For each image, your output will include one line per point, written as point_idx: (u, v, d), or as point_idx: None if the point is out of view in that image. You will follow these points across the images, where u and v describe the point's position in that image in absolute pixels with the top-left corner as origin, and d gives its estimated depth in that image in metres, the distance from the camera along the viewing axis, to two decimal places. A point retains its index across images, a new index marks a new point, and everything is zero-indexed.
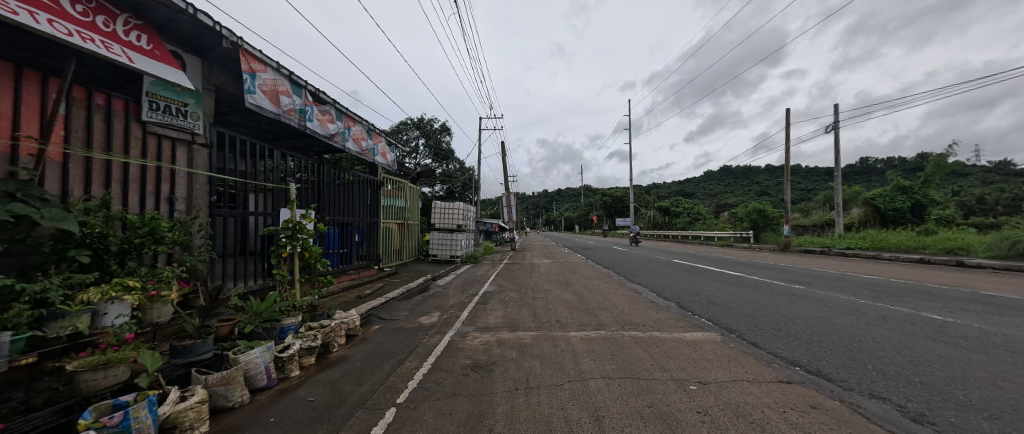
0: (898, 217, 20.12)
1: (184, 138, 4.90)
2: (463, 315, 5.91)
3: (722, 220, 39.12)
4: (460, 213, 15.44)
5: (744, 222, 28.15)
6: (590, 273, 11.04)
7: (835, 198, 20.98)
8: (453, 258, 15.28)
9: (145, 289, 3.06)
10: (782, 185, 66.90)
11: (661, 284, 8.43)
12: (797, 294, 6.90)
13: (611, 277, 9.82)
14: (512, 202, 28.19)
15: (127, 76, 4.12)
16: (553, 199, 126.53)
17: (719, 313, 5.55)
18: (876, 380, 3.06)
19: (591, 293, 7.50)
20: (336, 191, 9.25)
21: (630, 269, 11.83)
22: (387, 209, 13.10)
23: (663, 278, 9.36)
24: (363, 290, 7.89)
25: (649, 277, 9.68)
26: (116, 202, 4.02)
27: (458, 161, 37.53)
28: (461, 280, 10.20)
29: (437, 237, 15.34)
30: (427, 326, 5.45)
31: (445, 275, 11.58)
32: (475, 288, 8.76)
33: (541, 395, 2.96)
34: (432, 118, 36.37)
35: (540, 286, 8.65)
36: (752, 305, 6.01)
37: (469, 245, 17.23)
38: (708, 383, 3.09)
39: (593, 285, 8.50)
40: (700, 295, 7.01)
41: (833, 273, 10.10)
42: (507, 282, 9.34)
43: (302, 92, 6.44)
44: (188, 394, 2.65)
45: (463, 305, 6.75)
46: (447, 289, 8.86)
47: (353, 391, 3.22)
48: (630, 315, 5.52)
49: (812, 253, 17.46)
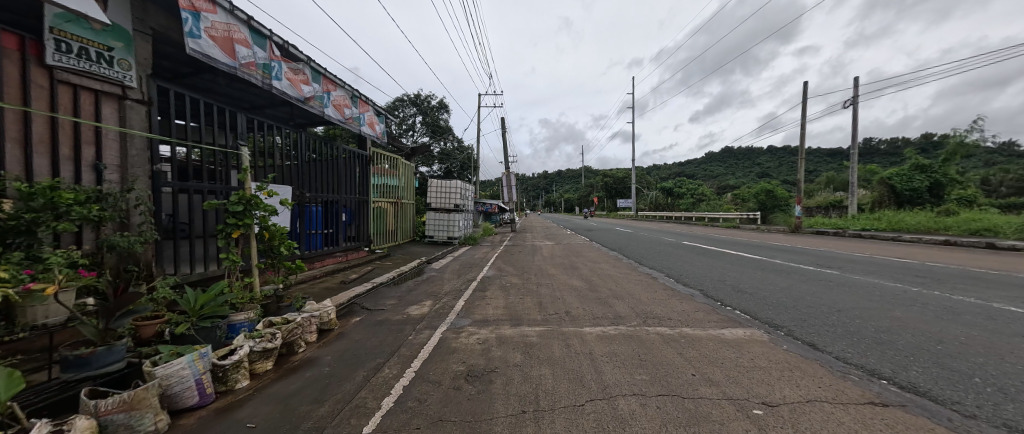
0: (915, 197, 19.29)
1: (111, 91, 3.91)
2: (458, 305, 5.15)
3: (728, 201, 38.26)
4: (458, 192, 14.54)
5: (752, 203, 27.33)
6: (597, 255, 10.31)
7: (851, 177, 20.05)
8: (450, 239, 14.53)
9: (18, 280, 2.19)
10: (788, 166, 65.68)
11: (676, 268, 7.68)
12: (834, 280, 6.13)
13: (621, 260, 9.05)
14: (513, 182, 27.23)
15: (16, 4, 3.16)
16: (554, 180, 125.05)
17: (755, 304, 4.79)
18: (1001, 403, 2.30)
19: (601, 279, 6.75)
20: (320, 166, 8.32)
21: (638, 251, 11.10)
22: (379, 188, 12.21)
23: (677, 262, 8.61)
24: (348, 275, 7.12)
25: (662, 260, 8.93)
26: (12, 166, 3.11)
27: (457, 140, 36.30)
28: (459, 264, 9.43)
29: (434, 217, 14.54)
30: (416, 318, 4.69)
31: (442, 258, 10.83)
32: (474, 273, 7.99)
33: (556, 424, 2.20)
34: (429, 95, 34.91)
35: (545, 270, 7.88)
36: (788, 293, 5.25)
37: (468, 225, 16.42)
38: (776, 405, 2.35)
39: (602, 270, 7.76)
40: (724, 281, 6.26)
41: (859, 255, 9.34)
42: (510, 266, 8.57)
43: (266, 43, 5.40)
44: (67, 428, 1.84)
45: (459, 292, 6.01)
46: (442, 273, 8.10)
47: (309, 414, 2.46)
48: (653, 307, 4.74)
49: (826, 235, 16.74)
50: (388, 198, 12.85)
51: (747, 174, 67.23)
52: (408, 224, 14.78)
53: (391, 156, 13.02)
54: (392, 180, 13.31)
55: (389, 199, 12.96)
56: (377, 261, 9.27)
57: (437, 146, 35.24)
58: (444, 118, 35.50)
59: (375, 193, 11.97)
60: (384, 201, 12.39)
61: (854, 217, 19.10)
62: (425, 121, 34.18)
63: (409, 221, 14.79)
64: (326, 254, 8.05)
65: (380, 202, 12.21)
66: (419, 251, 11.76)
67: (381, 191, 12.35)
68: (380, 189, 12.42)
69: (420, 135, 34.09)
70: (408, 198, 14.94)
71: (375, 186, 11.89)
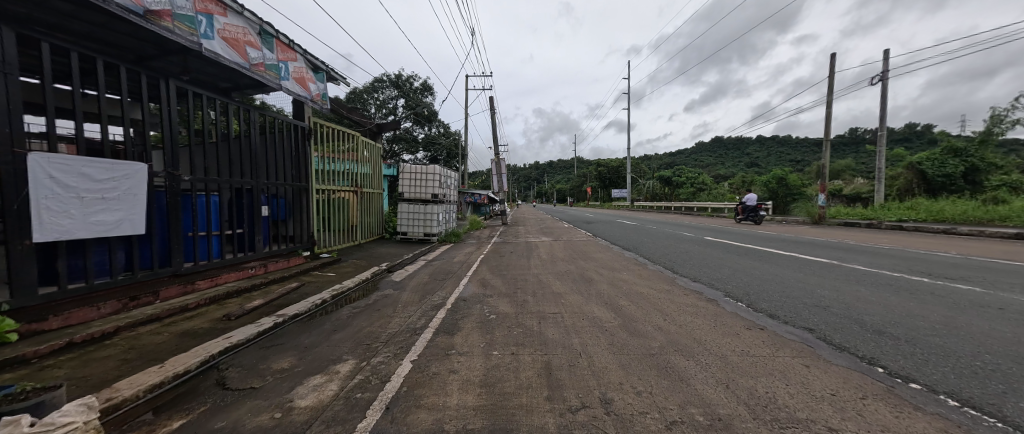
0: (948, 184, 17.59)
1: None
2: (395, 378, 2.73)
3: (731, 191, 36.52)
4: (434, 180, 12.01)
5: (762, 192, 25.38)
6: (611, 258, 8.02)
7: (878, 163, 18.13)
8: (427, 237, 12.07)
9: None
10: (785, 154, 64.31)
11: (732, 281, 5.45)
12: (1001, 306, 3.90)
13: (648, 267, 6.74)
14: (504, 171, 24.73)
15: None
16: (546, 170, 123.11)
17: (956, 375, 2.52)
18: None
19: (635, 305, 4.43)
20: (225, 138, 5.76)
21: (661, 251, 8.83)
22: (330, 173, 9.64)
23: (722, 269, 6.36)
24: (250, 301, 4.63)
25: (702, 266, 6.67)
26: None
27: (443, 125, 33.59)
28: (429, 273, 6.97)
29: (406, 210, 12.07)
30: (294, 421, 2.25)
31: (411, 262, 8.42)
32: (446, 291, 5.56)
33: None
34: (412, 75, 32.00)
35: (547, 285, 5.53)
36: (979, 341, 3.01)
37: (450, 219, 13.94)
38: None
39: (629, 285, 5.44)
40: (830, 310, 3.98)
41: (955, 255, 7.14)
42: (498, 279, 6.20)
43: None
44: None
45: (410, 336, 3.61)
46: (401, 290, 5.66)
47: None
48: (774, 391, 2.39)
49: (858, 227, 14.81)
50: (344, 186, 10.25)
51: (743, 163, 65.80)
52: (373, 219, 12.21)
53: (349, 133, 10.38)
54: (349, 163, 10.70)
55: (346, 187, 10.39)
56: (318, 269, 6.77)
57: (420, 132, 32.52)
58: (429, 102, 32.71)
59: (324, 181, 9.39)
60: (337, 191, 9.81)
61: (882, 207, 17.22)
62: (408, 104, 31.36)
63: (374, 215, 12.23)
64: (230, 265, 5.55)
65: (331, 192, 9.68)
66: (383, 253, 9.24)
67: (333, 178, 9.79)
68: (332, 175, 9.85)
69: (403, 119, 31.23)
70: (374, 186, 12.31)
71: (323, 171, 9.32)
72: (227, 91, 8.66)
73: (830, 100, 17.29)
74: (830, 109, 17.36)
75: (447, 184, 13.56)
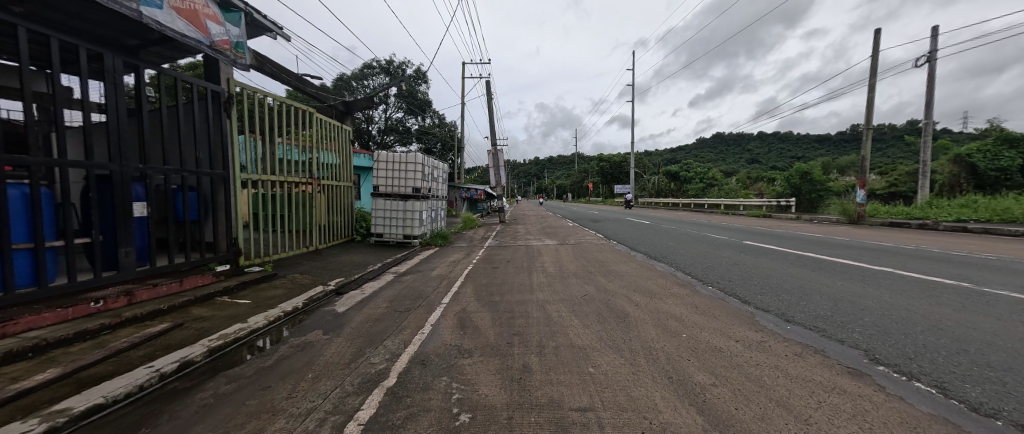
0: (1003, 179, 15.62)
1: None
2: None
3: (743, 186, 34.56)
4: (415, 170, 9.95)
5: (783, 188, 23.37)
6: (642, 274, 5.98)
7: (924, 155, 16.11)
8: (406, 239, 10.04)
9: None
10: (794, 150, 62.18)
11: (856, 327, 3.42)
12: None
13: (704, 294, 4.70)
14: (502, 164, 22.65)
15: None
16: (547, 166, 121.07)
17: None
18: None
19: (733, 389, 2.39)
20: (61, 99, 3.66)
21: (701, 262, 6.80)
22: (269, 160, 7.74)
23: (814, 297, 4.33)
24: (31, 375, 2.55)
25: (781, 291, 4.64)
26: None
27: (438, 115, 31.58)
28: (390, 299, 4.86)
29: (382, 207, 10.01)
30: None
31: (375, 276, 6.36)
32: (401, 338, 3.48)
33: None
34: (405, 62, 29.89)
35: (562, 332, 3.44)
36: None
37: (437, 217, 11.86)
38: None
39: (692, 331, 3.42)
40: None
41: None
42: (487, 314, 4.11)
43: None
44: None
45: None
46: (332, 335, 3.59)
47: None
48: None
49: (911, 228, 12.86)
50: (292, 176, 8.32)
51: (751, 159, 63.61)
52: (343, 218, 10.24)
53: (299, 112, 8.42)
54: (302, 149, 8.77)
55: (296, 179, 8.49)
56: (228, 294, 4.66)
57: (414, 123, 30.68)
58: (423, 91, 30.62)
59: (255, 170, 7.53)
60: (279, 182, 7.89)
61: (931, 205, 15.19)
62: (400, 93, 29.34)
63: (344, 213, 10.27)
64: (62, 295, 3.50)
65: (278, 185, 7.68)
66: (342, 263, 7.12)
67: (273, 166, 7.89)
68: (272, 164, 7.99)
69: (395, 110, 29.93)
70: (343, 178, 10.31)
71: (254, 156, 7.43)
72: (135, 51, 6.61)
73: (873, 82, 15.20)
74: (873, 93, 15.27)
75: (434, 177, 11.49)
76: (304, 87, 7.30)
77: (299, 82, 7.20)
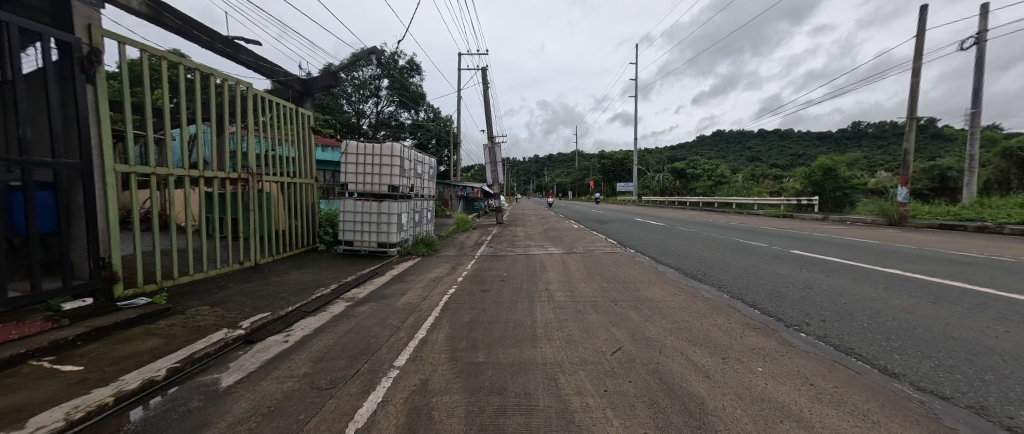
0: None
1: None
2: None
3: (754, 183, 32.87)
4: (391, 165, 8.24)
5: (803, 185, 21.63)
6: (689, 304, 4.28)
7: (971, 148, 14.38)
8: (380, 248, 8.32)
9: None
10: (802, 147, 60.40)
11: None
12: None
13: (810, 353, 2.94)
14: (500, 159, 20.89)
15: None
16: (547, 164, 119.24)
17: None
18: None
19: None
20: None
21: (758, 284, 5.10)
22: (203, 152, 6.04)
23: (1004, 367, 2.61)
24: None
25: (928, 349, 2.94)
26: None
27: (432, 108, 29.92)
28: (319, 355, 3.15)
29: (351, 209, 8.26)
30: None
31: (321, 304, 4.66)
32: None
33: None
34: (397, 52, 28.15)
35: None
36: None
37: (421, 220, 10.16)
38: None
39: None
40: None
41: None
42: (460, 400, 2.41)
43: None
44: None
45: None
46: None
47: None
48: None
49: (970, 232, 11.14)
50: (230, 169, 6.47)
51: (757, 156, 61.80)
52: (304, 222, 8.35)
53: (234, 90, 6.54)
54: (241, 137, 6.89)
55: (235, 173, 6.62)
56: (56, 353, 2.93)
57: (406, 117, 29.10)
58: (416, 83, 28.92)
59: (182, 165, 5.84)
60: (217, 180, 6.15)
61: (982, 205, 13.46)
62: (392, 85, 27.70)
63: (305, 217, 8.38)
64: None
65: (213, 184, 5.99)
66: (286, 285, 5.41)
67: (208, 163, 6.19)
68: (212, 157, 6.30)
69: (387, 104, 28.32)
70: (302, 175, 8.41)
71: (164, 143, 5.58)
72: None
73: (917, 65, 13.47)
74: (916, 78, 13.55)
75: (418, 173, 9.77)
76: (236, 54, 5.62)
77: (230, 47, 5.56)
